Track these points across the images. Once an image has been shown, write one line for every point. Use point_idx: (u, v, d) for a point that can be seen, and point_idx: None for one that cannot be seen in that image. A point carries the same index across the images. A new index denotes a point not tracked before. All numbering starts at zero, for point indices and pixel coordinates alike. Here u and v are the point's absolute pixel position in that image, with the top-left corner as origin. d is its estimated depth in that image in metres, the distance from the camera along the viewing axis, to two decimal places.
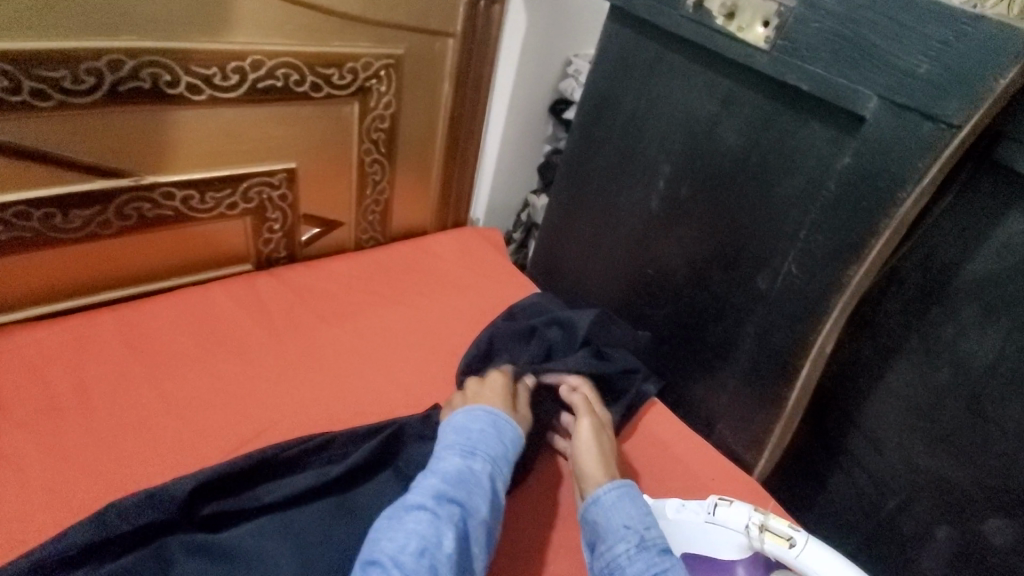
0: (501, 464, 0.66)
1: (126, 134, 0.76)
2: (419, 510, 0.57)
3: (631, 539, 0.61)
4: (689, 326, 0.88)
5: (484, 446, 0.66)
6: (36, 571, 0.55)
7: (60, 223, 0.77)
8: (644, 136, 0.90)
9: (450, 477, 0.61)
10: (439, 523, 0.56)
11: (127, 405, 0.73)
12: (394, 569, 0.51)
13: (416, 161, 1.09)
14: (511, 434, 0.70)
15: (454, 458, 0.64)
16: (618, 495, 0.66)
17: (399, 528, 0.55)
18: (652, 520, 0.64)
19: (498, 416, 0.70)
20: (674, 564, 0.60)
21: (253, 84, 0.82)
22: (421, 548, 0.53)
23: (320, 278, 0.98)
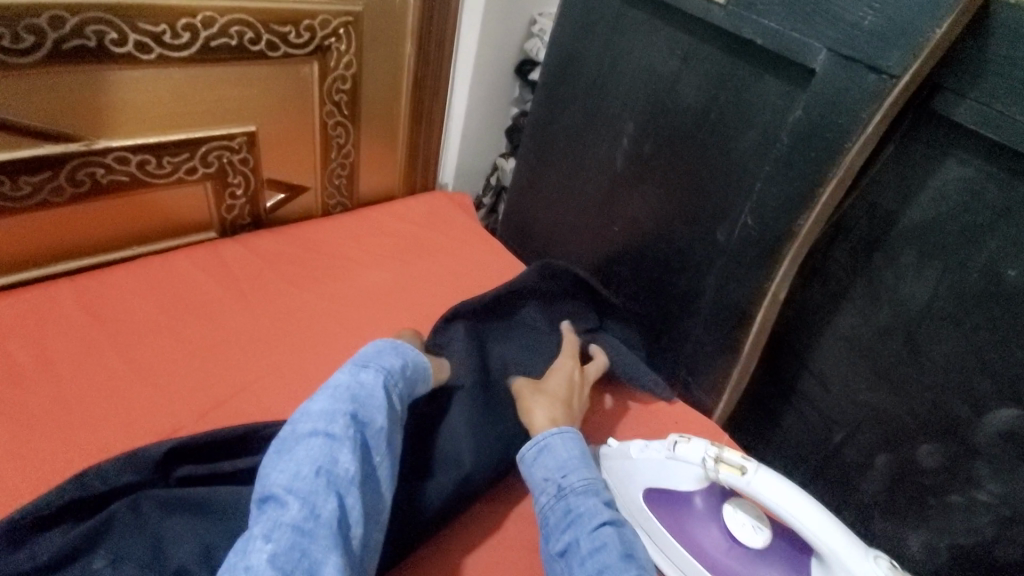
0: (397, 374, 0.67)
1: (72, 95, 0.73)
2: (310, 437, 0.58)
3: (550, 491, 0.64)
4: (655, 280, 0.92)
5: (374, 363, 0.66)
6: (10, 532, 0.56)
7: (7, 191, 0.74)
8: (607, 94, 0.90)
9: (339, 397, 0.62)
10: (333, 444, 0.57)
11: (94, 373, 0.73)
12: (286, 496, 0.53)
13: (380, 123, 1.08)
14: (415, 358, 0.71)
15: (348, 379, 0.64)
16: (550, 439, 0.68)
17: (289, 458, 0.57)
18: (573, 467, 0.65)
19: (394, 343, 0.72)
20: (595, 503, 0.62)
21: (206, 42, 0.79)
22: (315, 471, 0.55)
23: (288, 244, 0.97)
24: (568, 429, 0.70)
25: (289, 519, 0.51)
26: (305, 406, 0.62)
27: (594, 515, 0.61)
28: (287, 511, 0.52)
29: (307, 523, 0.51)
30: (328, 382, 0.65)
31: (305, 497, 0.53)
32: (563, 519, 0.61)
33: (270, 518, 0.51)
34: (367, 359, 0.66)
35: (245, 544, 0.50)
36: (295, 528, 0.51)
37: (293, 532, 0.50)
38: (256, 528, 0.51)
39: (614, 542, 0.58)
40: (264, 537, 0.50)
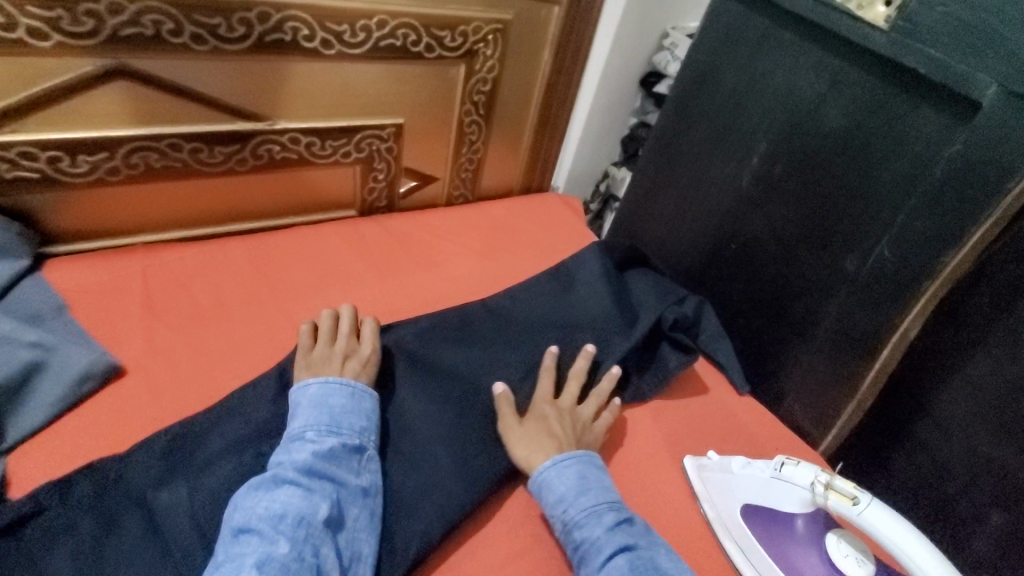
0: (369, 434, 0.66)
1: (262, 81, 0.84)
2: (291, 484, 0.58)
3: (558, 525, 0.66)
4: (771, 302, 0.91)
5: (348, 421, 0.66)
6: (183, 440, 0.64)
7: (204, 157, 0.86)
8: (742, 112, 0.91)
9: (319, 450, 0.62)
10: (313, 497, 0.58)
11: (256, 318, 0.83)
12: (274, 536, 0.54)
13: (509, 125, 1.15)
14: (371, 403, 0.69)
15: (321, 433, 0.63)
16: (541, 483, 0.69)
17: (271, 499, 0.57)
18: (570, 498, 0.66)
19: (357, 386, 0.69)
20: (598, 532, 0.63)
21: (376, 41, 0.88)
22: (298, 519, 0.56)
23: (418, 228, 1.07)
24: (578, 453, 0.70)
25: (278, 559, 0.53)
26: (283, 452, 0.62)
27: (600, 548, 0.62)
28: (277, 552, 0.53)
29: (293, 564, 0.53)
30: (299, 431, 0.64)
31: (292, 541, 0.54)
32: (575, 557, 0.64)
33: (259, 552, 0.53)
34: (340, 414, 0.65)
35: (233, 572, 0.51)
36: (283, 569, 0.52)
37: (281, 569, 0.52)
38: (244, 558, 0.53)
39: (625, 571, 0.60)
40: (254, 568, 0.52)
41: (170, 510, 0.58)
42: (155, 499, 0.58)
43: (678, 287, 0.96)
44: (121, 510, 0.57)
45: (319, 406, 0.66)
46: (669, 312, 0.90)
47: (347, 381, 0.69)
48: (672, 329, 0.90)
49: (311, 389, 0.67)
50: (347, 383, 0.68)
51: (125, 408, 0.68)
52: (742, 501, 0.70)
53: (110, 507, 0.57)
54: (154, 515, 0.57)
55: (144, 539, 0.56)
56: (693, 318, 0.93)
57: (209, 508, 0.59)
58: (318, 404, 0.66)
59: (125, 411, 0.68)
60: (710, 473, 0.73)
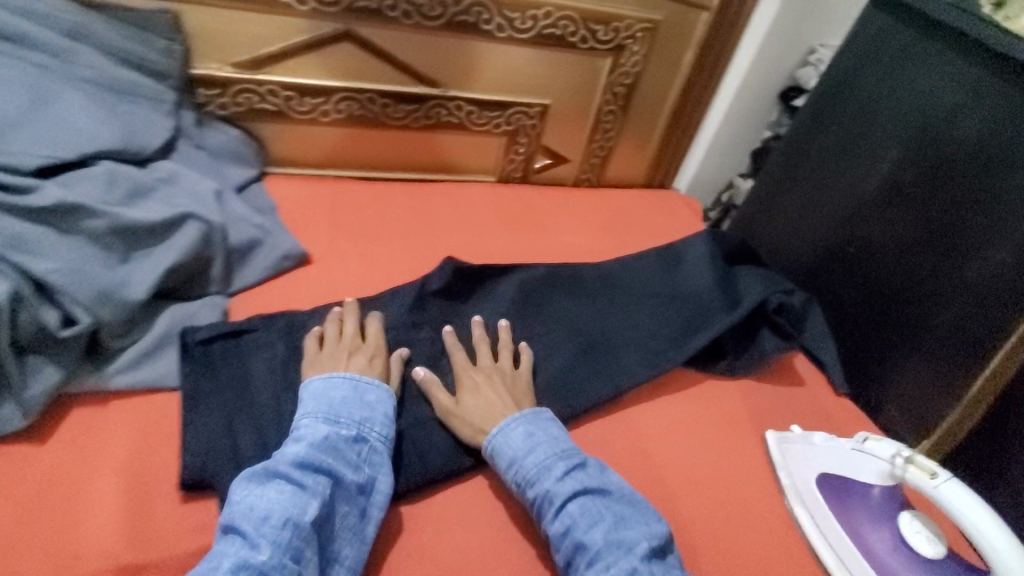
0: (368, 426, 0.65)
1: (444, 54, 1.03)
2: (283, 480, 0.58)
3: (513, 486, 0.66)
4: (880, 308, 0.91)
5: (347, 413, 0.65)
6: (344, 314, 0.80)
7: (389, 112, 1.06)
8: (877, 120, 0.93)
9: (315, 444, 0.61)
10: (302, 495, 0.57)
11: (406, 243, 0.99)
12: (257, 537, 0.53)
13: (642, 120, 1.25)
14: (376, 394, 0.69)
15: (319, 428, 0.63)
16: (489, 452, 0.68)
17: (260, 495, 0.56)
18: (519, 458, 0.66)
19: (360, 378, 0.69)
20: (550, 484, 0.64)
21: (541, 29, 1.04)
22: (284, 518, 0.55)
23: (546, 199, 1.20)
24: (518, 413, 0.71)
25: (257, 562, 0.51)
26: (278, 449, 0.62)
27: (552, 499, 0.63)
28: (257, 554, 0.52)
29: (272, 570, 0.51)
30: (300, 426, 0.63)
31: (276, 543, 0.53)
32: (532, 513, 0.64)
33: (237, 555, 0.52)
34: (339, 406, 0.65)
35: (208, 574, 0.50)
36: (260, 573, 0.51)
37: (258, 574, 0.51)
38: (222, 560, 0.52)
39: (578, 516, 0.61)
40: (228, 572, 0.50)
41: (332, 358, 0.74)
42: (323, 347, 0.75)
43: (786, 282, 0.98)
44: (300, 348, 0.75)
45: (320, 399, 0.66)
46: (776, 296, 0.93)
47: (350, 374, 0.69)
48: (775, 313, 0.92)
49: (313, 385, 0.67)
50: (352, 374, 0.69)
51: (304, 285, 0.86)
52: (817, 471, 0.74)
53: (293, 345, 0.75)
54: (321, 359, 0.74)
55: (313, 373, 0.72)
56: (801, 312, 0.94)
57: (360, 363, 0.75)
58: (318, 397, 0.66)
59: (303, 288, 0.85)
60: (790, 445, 0.77)
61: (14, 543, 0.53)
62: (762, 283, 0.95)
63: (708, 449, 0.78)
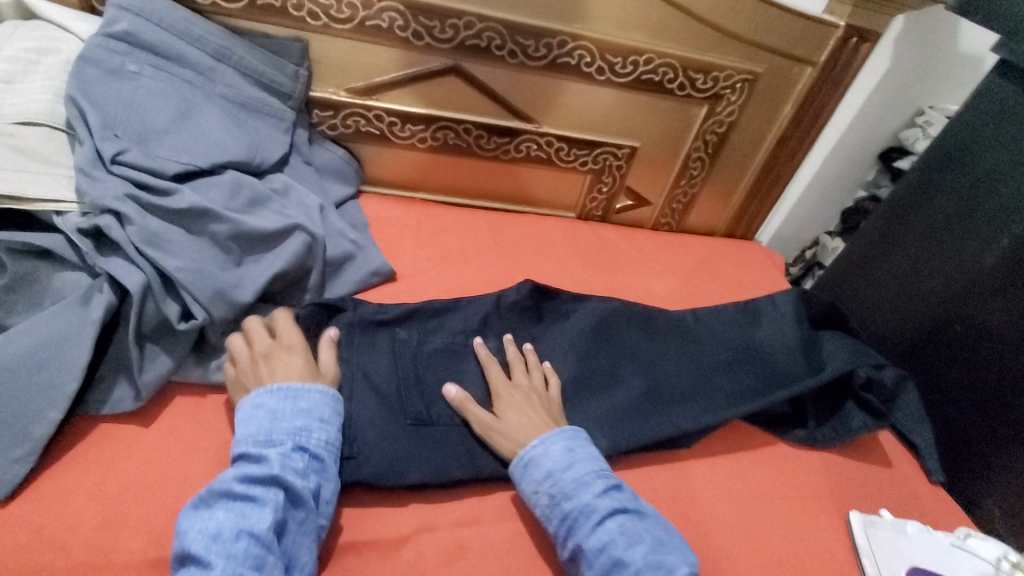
0: (315, 428, 0.63)
1: (543, 93, 1.06)
2: (230, 497, 0.55)
3: (543, 500, 0.64)
4: (990, 395, 0.85)
5: (288, 420, 0.62)
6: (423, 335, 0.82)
7: (482, 143, 1.10)
8: (999, 192, 0.87)
9: (260, 457, 0.58)
10: (251, 508, 0.55)
11: (486, 271, 1.01)
12: (209, 557, 0.51)
13: (731, 168, 1.23)
14: (318, 397, 0.65)
15: (257, 445, 0.59)
16: (523, 463, 0.67)
17: (207, 519, 0.54)
18: (557, 470, 0.65)
19: (286, 386, 0.64)
20: (590, 497, 0.63)
21: (640, 74, 1.05)
22: (236, 532, 0.53)
23: (624, 241, 1.19)
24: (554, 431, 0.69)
25: None
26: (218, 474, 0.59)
27: (591, 513, 0.62)
28: (210, 571, 0.50)
29: None
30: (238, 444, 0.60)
31: (229, 558, 0.51)
32: (561, 528, 0.62)
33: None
34: (279, 414, 0.62)
35: None
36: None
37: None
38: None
39: (618, 534, 0.60)
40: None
41: (408, 377, 0.76)
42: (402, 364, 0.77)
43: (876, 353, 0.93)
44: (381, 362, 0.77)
45: (255, 411, 0.62)
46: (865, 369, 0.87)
47: (278, 385, 0.64)
48: (863, 389, 0.87)
49: (244, 409, 0.62)
50: (278, 386, 0.64)
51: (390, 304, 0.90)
52: (908, 560, 0.69)
53: (375, 357, 0.77)
54: (398, 377, 0.76)
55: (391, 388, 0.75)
56: (891, 389, 0.89)
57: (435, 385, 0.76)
58: (252, 409, 0.62)
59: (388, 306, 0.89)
60: (876, 530, 0.71)
61: (116, 514, 0.58)
62: (851, 352, 0.90)
63: (785, 522, 0.74)
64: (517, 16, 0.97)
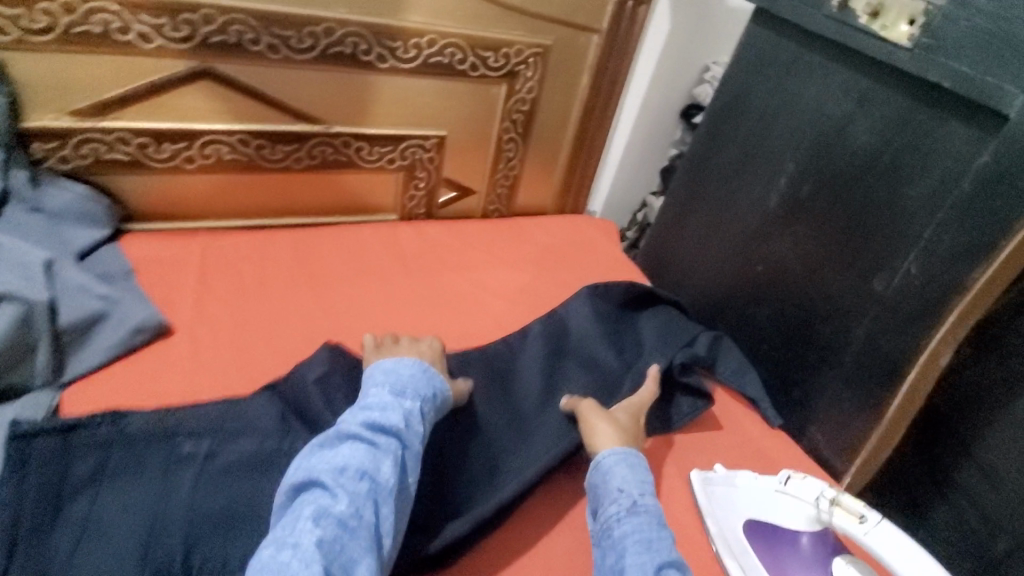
0: (432, 403, 0.70)
1: (323, 89, 0.94)
2: (354, 440, 0.62)
3: (625, 502, 0.62)
4: (795, 327, 0.88)
5: (412, 387, 0.70)
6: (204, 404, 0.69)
7: (267, 154, 0.96)
8: (772, 133, 0.91)
9: (383, 410, 0.66)
10: (376, 453, 0.61)
11: (292, 301, 0.89)
12: (335, 489, 0.57)
13: (547, 144, 1.21)
14: (440, 380, 0.73)
15: (386, 401, 0.67)
16: (615, 461, 0.66)
17: (334, 455, 0.60)
18: (648, 490, 0.64)
19: (425, 364, 0.74)
20: (665, 534, 0.60)
21: (426, 58, 0.97)
22: (359, 473, 0.59)
23: (452, 237, 1.12)
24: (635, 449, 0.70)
25: (336, 512, 0.55)
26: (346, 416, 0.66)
27: (663, 547, 0.58)
28: (336, 504, 0.56)
29: (351, 518, 0.55)
30: (368, 398, 0.68)
31: (351, 498, 0.57)
32: (632, 538, 0.58)
33: (317, 503, 0.56)
34: (405, 383, 0.70)
35: (292, 524, 0.54)
36: (340, 521, 0.55)
37: (338, 523, 0.55)
38: (303, 509, 0.55)
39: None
40: (311, 518, 0.54)
41: (187, 462, 0.63)
42: (179, 446, 0.64)
43: (692, 326, 0.93)
44: (145, 459, 0.63)
45: (390, 375, 0.71)
46: (679, 355, 0.86)
47: (418, 360, 0.75)
48: (683, 375, 0.85)
49: (384, 364, 0.73)
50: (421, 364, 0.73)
51: (165, 364, 0.75)
52: (744, 516, 0.67)
53: (136, 454, 0.63)
54: (171, 461, 0.63)
55: (159, 480, 0.61)
56: (706, 357, 0.89)
57: (224, 464, 0.64)
58: (388, 372, 0.71)
59: (163, 368, 0.74)
60: (714, 487, 0.69)
61: None
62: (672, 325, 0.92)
63: None
64: (265, 4, 0.84)
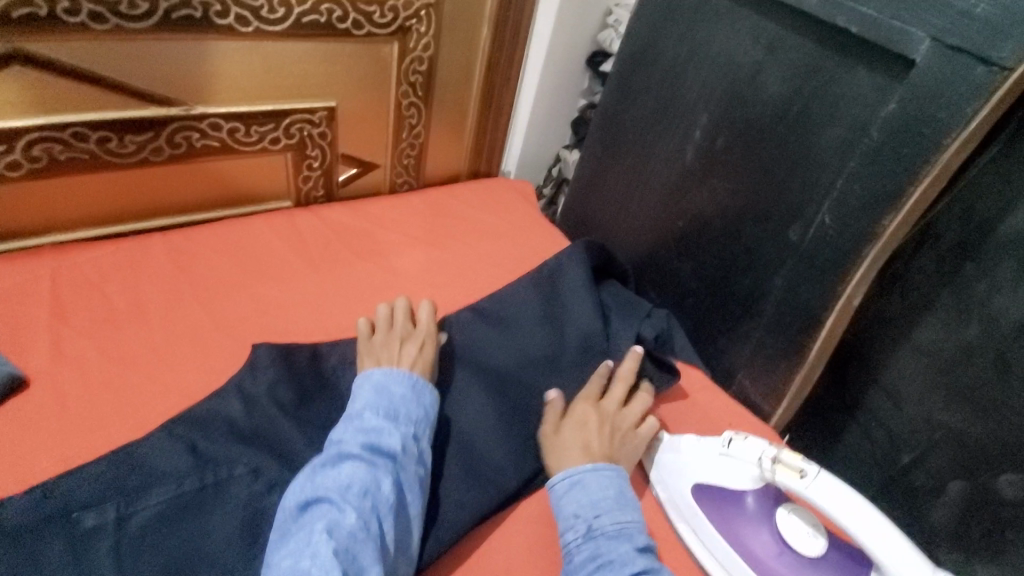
0: (427, 423, 0.64)
1: (175, 63, 0.78)
2: (355, 459, 0.57)
3: (578, 529, 0.60)
4: (719, 279, 0.89)
5: (407, 410, 0.63)
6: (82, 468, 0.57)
7: (115, 147, 0.80)
8: (684, 83, 0.88)
9: (381, 430, 0.59)
10: (377, 472, 0.56)
11: (177, 319, 0.76)
12: (341, 506, 0.53)
13: (450, 105, 1.11)
14: (435, 394, 0.67)
15: (383, 419, 0.61)
16: (567, 485, 0.63)
17: (335, 474, 0.55)
18: (607, 507, 0.61)
19: (415, 377, 0.66)
20: (627, 549, 0.57)
21: (298, 18, 0.83)
22: (363, 492, 0.54)
23: (357, 218, 1.01)
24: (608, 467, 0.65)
25: (345, 529, 0.51)
26: (342, 434, 0.60)
27: (627, 561, 0.56)
28: (342, 520, 0.51)
29: (358, 535, 0.51)
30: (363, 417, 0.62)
31: (356, 512, 0.52)
32: (589, 563, 0.57)
33: (327, 518, 0.52)
34: (400, 401, 0.63)
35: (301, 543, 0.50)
36: (348, 537, 0.50)
37: (349, 536, 0.50)
38: (310, 525, 0.51)
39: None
40: (321, 534, 0.50)
41: (97, 535, 0.54)
42: (70, 527, 0.54)
43: (623, 289, 0.90)
44: (42, 548, 0.52)
45: (381, 393, 0.64)
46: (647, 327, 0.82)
47: (409, 371, 0.67)
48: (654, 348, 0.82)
49: (375, 378, 0.65)
50: (406, 375, 0.66)
51: (22, 423, 0.62)
52: (691, 481, 0.68)
53: (17, 549, 0.52)
54: (76, 540, 0.53)
55: (64, 569, 0.52)
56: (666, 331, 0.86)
57: (141, 526, 0.55)
58: (379, 390, 0.64)
59: (18, 429, 0.62)
60: (661, 455, 0.72)
61: None
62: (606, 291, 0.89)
63: None
64: None
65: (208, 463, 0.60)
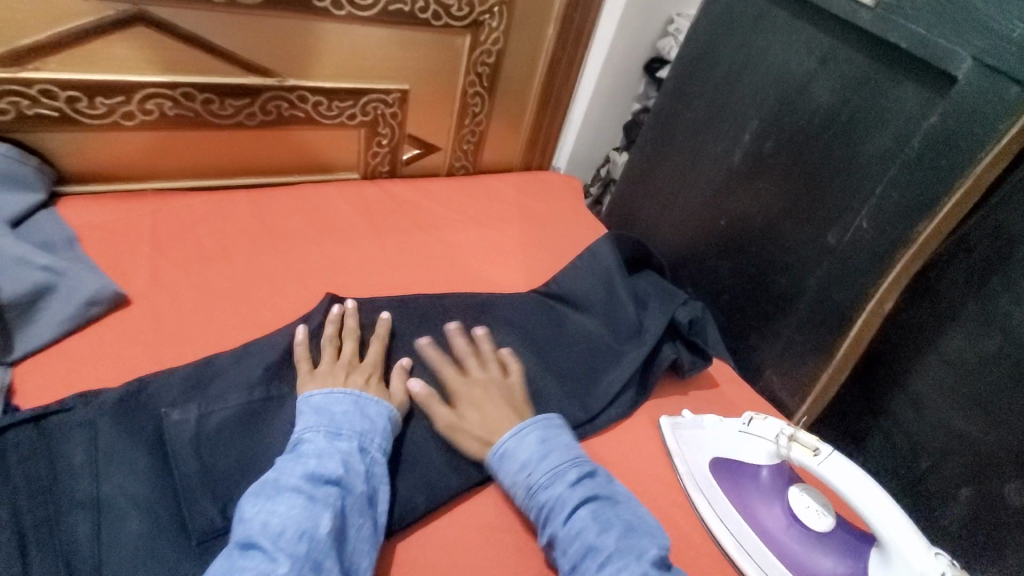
0: (375, 437, 0.63)
1: (275, 38, 0.88)
2: (293, 492, 0.55)
3: (521, 491, 0.63)
4: (755, 279, 0.93)
5: (351, 425, 0.62)
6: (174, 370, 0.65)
7: (216, 109, 0.90)
8: (737, 90, 0.93)
9: (320, 456, 0.58)
10: (314, 506, 0.54)
11: (256, 263, 0.85)
12: (275, 551, 0.50)
13: (512, 98, 1.18)
14: (378, 410, 0.65)
15: (324, 442, 0.60)
16: (498, 456, 0.65)
17: (271, 511, 0.53)
18: (532, 462, 0.64)
19: (359, 395, 0.66)
20: (564, 490, 0.61)
21: (385, 6, 0.92)
22: (300, 533, 0.52)
23: (417, 194, 1.09)
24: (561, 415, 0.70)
25: None
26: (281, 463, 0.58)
27: (563, 504, 0.60)
28: (277, 568, 0.49)
29: None
30: (301, 442, 0.60)
31: (295, 558, 0.50)
32: (540, 518, 0.61)
33: (259, 568, 0.49)
34: (345, 418, 0.62)
35: None
36: None
37: None
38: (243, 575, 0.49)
39: (590, 522, 0.59)
40: None
41: (181, 427, 0.61)
42: (165, 416, 0.61)
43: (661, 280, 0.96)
44: (140, 429, 0.61)
45: (322, 413, 0.63)
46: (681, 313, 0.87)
47: (357, 391, 0.66)
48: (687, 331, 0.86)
49: (316, 398, 0.64)
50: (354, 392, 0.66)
51: (125, 334, 0.72)
52: (711, 454, 0.73)
53: (119, 428, 0.60)
54: (162, 430, 0.61)
55: (152, 453, 0.59)
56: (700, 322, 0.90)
57: (220, 424, 0.62)
58: (319, 410, 0.63)
59: (122, 338, 0.71)
60: (683, 430, 0.76)
61: None
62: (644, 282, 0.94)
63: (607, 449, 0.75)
64: None
65: (279, 384, 0.68)
